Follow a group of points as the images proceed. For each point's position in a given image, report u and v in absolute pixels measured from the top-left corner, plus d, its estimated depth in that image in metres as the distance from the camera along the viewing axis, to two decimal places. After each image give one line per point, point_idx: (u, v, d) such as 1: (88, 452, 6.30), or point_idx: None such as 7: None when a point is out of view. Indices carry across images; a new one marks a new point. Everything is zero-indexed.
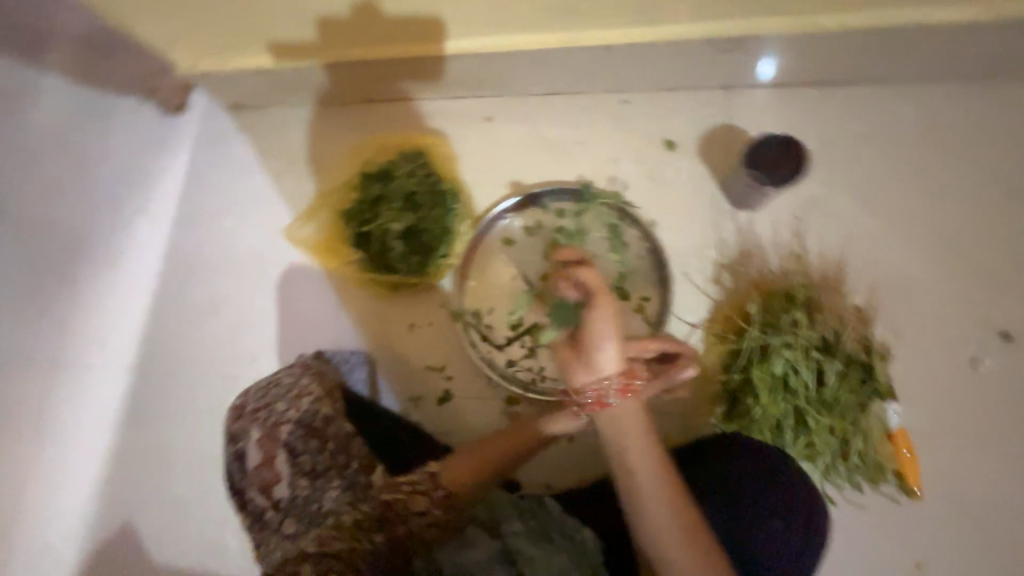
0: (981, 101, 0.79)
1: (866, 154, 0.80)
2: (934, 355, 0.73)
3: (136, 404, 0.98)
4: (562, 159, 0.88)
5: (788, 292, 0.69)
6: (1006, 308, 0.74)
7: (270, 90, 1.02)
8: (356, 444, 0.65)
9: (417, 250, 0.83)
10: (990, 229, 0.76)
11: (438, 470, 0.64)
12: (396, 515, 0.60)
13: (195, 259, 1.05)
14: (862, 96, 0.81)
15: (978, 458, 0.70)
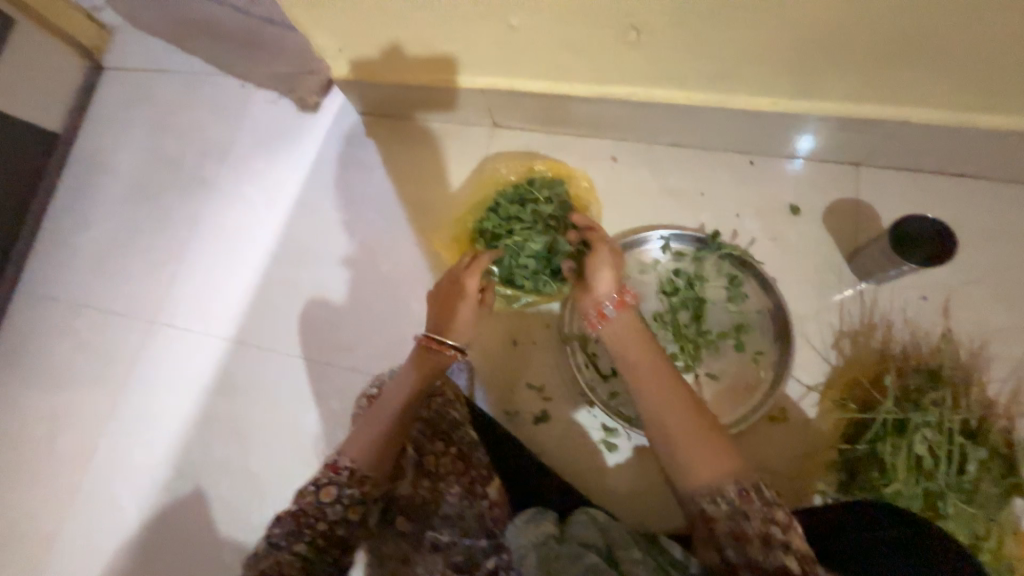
0: None
1: (991, 248, 0.81)
2: None
3: (229, 373, 1.03)
4: (683, 207, 0.92)
5: (935, 370, 0.71)
6: None
7: (407, 104, 1.08)
8: (478, 453, 0.71)
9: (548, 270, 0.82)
10: None
11: (335, 455, 0.61)
12: (314, 512, 0.59)
13: (308, 245, 1.10)
14: (993, 194, 0.84)
15: None
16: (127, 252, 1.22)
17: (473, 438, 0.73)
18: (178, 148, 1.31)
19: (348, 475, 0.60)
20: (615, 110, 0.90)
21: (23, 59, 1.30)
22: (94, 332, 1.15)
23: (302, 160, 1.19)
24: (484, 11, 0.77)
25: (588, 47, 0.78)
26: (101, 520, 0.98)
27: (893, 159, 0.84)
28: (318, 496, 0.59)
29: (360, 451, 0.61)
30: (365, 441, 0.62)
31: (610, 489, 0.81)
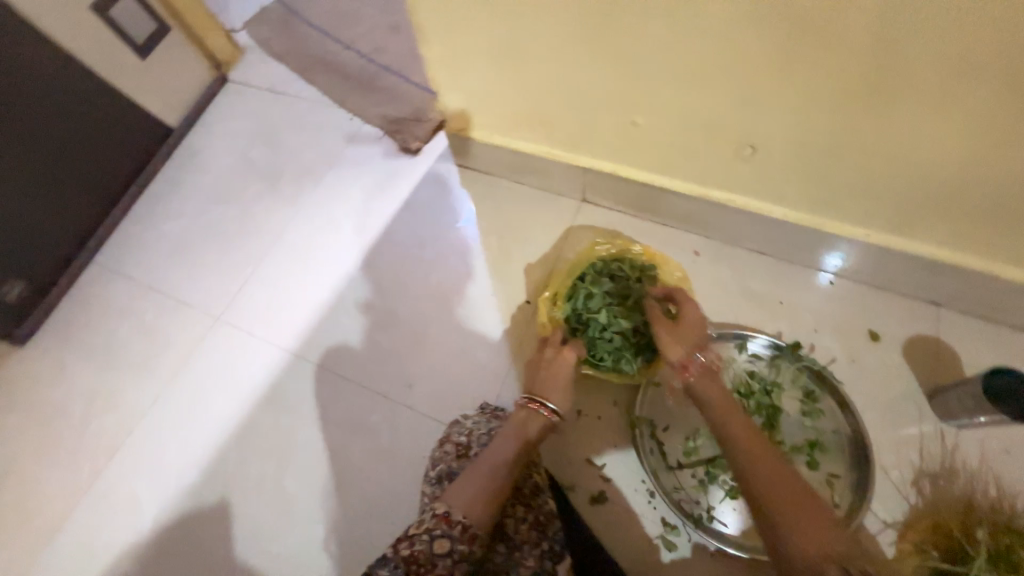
0: None
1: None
2: None
3: (282, 385, 1.03)
4: (763, 312, 0.95)
5: None
6: None
7: (508, 165, 1.16)
8: (556, 525, 0.68)
9: (631, 350, 0.83)
10: None
11: (446, 506, 0.60)
12: (422, 563, 0.56)
13: (387, 276, 1.14)
14: None
15: None
16: (211, 249, 1.26)
17: (551, 508, 0.70)
18: (280, 162, 1.39)
19: (462, 529, 0.58)
20: (708, 211, 0.97)
21: (165, 62, 1.43)
22: (160, 321, 1.16)
23: (394, 195, 1.26)
24: (618, 107, 0.86)
25: (705, 155, 0.86)
26: (122, 518, 0.94)
27: (975, 306, 0.87)
28: (431, 545, 0.57)
29: (471, 504, 0.60)
30: (472, 494, 0.61)
31: None
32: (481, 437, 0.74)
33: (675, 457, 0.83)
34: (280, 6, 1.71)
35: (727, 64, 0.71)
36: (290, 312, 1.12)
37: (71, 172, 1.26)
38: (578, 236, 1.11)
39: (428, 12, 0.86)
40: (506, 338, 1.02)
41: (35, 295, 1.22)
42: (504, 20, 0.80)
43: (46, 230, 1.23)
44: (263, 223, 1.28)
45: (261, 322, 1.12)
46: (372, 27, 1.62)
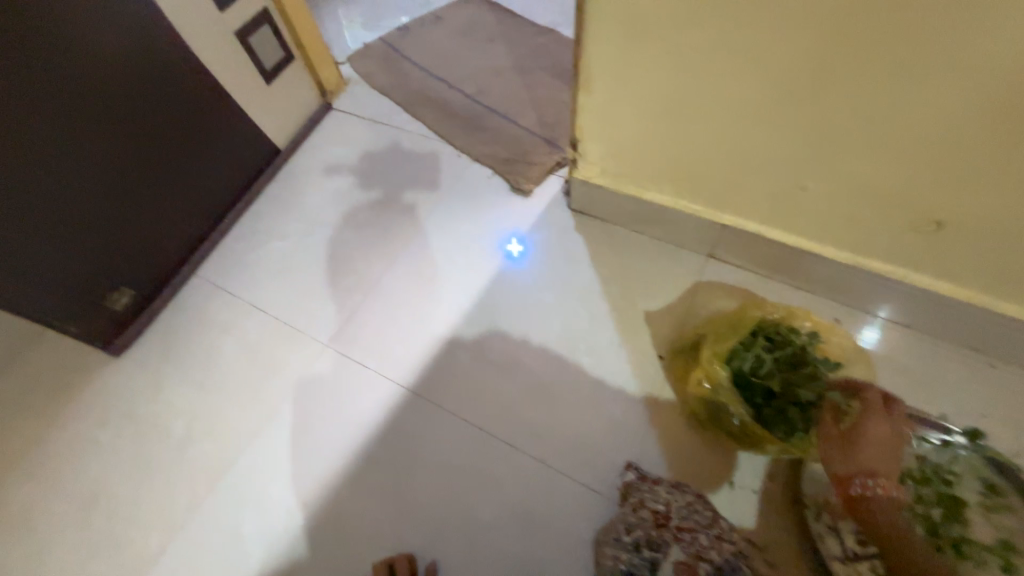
0: None
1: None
2: None
3: (397, 426, 0.99)
4: (917, 392, 0.92)
5: None
6: None
7: (635, 216, 1.15)
8: None
9: (804, 421, 0.78)
10: None
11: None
12: None
13: (506, 318, 1.12)
14: None
15: None
16: (319, 273, 1.24)
17: None
18: (388, 191, 1.38)
19: None
20: (863, 282, 0.94)
21: (285, 86, 1.42)
22: (266, 340, 1.12)
23: (507, 236, 1.26)
24: (794, 173, 0.85)
25: (881, 228, 0.85)
26: (233, 558, 0.91)
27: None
28: None
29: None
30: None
31: None
32: (680, 510, 0.81)
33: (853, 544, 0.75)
34: (385, 41, 1.75)
35: (949, 144, 0.70)
36: (403, 348, 1.08)
37: (187, 181, 1.23)
38: (708, 294, 1.08)
39: (611, 65, 0.87)
40: (640, 395, 0.97)
41: (141, 302, 1.20)
42: (698, 82, 0.81)
43: (160, 239, 1.21)
44: (371, 250, 1.27)
45: (374, 353, 1.08)
46: (477, 69, 1.63)
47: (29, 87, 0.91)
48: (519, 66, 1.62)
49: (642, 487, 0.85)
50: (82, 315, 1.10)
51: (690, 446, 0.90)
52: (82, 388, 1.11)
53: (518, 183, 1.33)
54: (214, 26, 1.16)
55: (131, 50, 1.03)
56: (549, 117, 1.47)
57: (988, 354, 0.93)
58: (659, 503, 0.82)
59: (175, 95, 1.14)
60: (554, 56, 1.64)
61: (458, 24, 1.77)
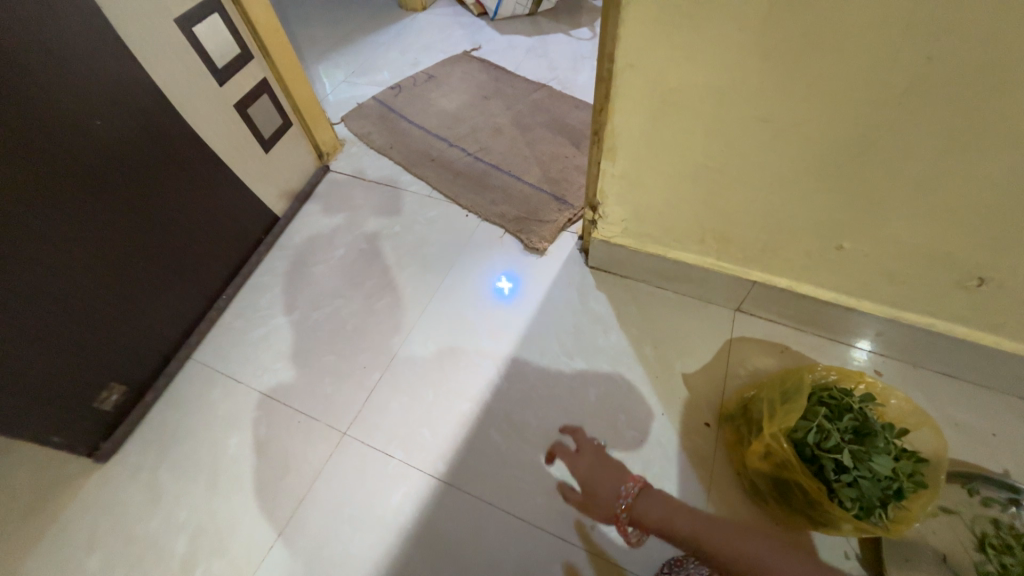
0: None
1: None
2: None
3: (430, 522, 0.93)
4: (979, 448, 0.90)
5: None
6: None
7: (658, 273, 1.13)
8: None
9: (880, 497, 0.73)
10: None
11: None
12: None
13: (534, 388, 1.06)
14: None
15: None
16: (332, 349, 1.17)
17: None
18: (395, 255, 1.33)
19: None
20: (897, 332, 0.95)
21: (284, 154, 1.37)
22: (278, 433, 1.06)
23: (528, 299, 1.21)
24: (825, 235, 0.86)
25: (916, 282, 0.86)
26: None
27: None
28: None
29: None
30: None
31: None
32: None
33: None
34: (379, 102, 1.74)
35: (991, 205, 0.70)
36: (430, 429, 1.03)
37: (185, 262, 1.16)
38: (743, 350, 1.06)
39: (636, 135, 0.86)
40: (691, 468, 0.94)
41: (130, 400, 1.09)
42: (730, 150, 0.80)
43: (154, 326, 1.12)
44: (384, 321, 1.20)
45: (402, 439, 1.02)
46: (476, 127, 1.63)
47: (25, 189, 0.83)
48: (518, 124, 1.62)
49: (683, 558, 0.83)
50: (59, 425, 0.97)
51: (756, 523, 0.87)
52: (69, 506, 1.01)
53: (533, 242, 1.30)
54: (214, 100, 1.13)
55: (131, 137, 0.98)
56: (555, 173, 1.47)
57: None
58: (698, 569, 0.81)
59: (173, 175, 1.08)
60: (551, 111, 1.65)
61: (452, 82, 1.78)
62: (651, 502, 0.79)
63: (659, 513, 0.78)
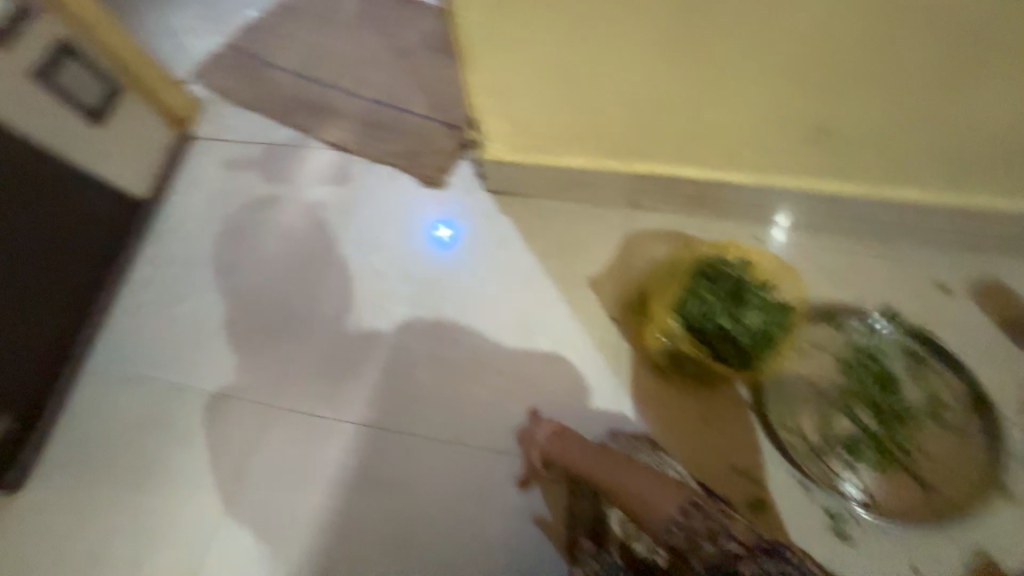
0: None
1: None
2: None
3: (369, 465, 0.97)
4: (858, 288, 0.96)
5: None
6: None
7: (554, 186, 1.12)
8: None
9: (754, 347, 0.82)
10: None
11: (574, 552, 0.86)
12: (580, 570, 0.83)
13: (451, 321, 1.07)
14: None
15: None
16: (238, 329, 1.11)
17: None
18: (285, 217, 1.22)
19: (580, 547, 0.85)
20: (774, 198, 1.00)
21: (127, 123, 1.18)
22: (199, 424, 1.03)
23: (429, 236, 1.17)
24: (691, 112, 0.86)
25: (780, 143, 0.88)
26: None
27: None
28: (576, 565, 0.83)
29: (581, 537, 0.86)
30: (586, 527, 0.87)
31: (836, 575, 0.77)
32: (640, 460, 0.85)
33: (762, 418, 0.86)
34: (234, 48, 1.51)
35: (824, 49, 0.71)
36: (355, 383, 1.03)
37: (40, 270, 1.02)
38: (637, 242, 1.10)
39: (483, 35, 0.79)
40: (603, 362, 0.98)
41: (22, 426, 1.01)
42: (576, 34, 0.75)
43: (22, 346, 1.00)
44: (287, 288, 1.14)
45: (330, 399, 1.02)
46: (351, 60, 1.46)
47: None
48: (397, 50, 1.47)
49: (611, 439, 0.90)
50: None
51: (658, 393, 0.92)
52: None
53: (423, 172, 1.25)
54: None
55: None
56: (443, 98, 1.36)
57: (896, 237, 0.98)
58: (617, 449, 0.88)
59: None
60: (430, 30, 1.50)
61: (314, 8, 1.56)
62: (557, 438, 0.83)
63: (561, 445, 0.82)
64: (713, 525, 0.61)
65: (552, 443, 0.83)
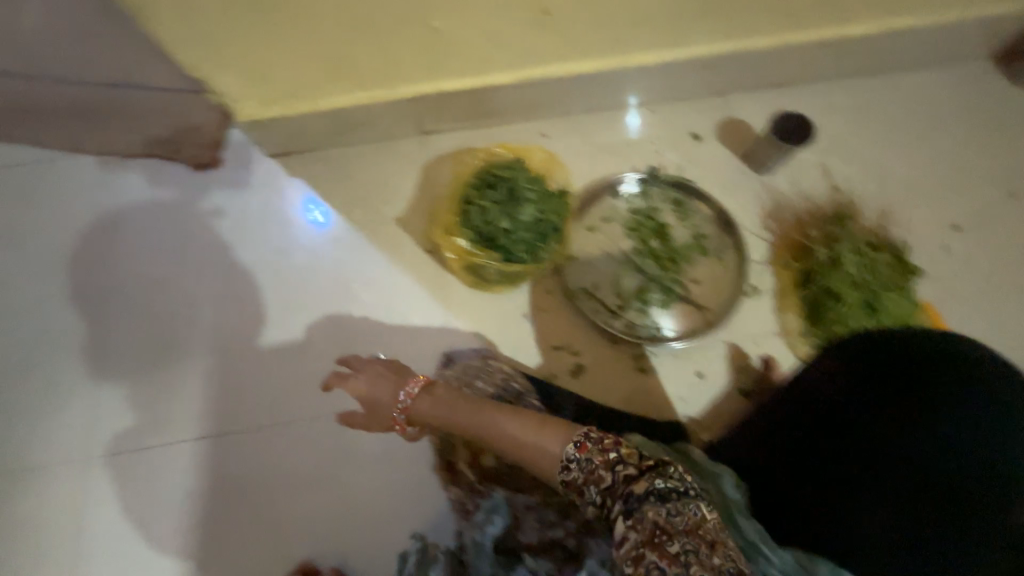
0: (900, 88, 1.10)
1: (862, 124, 1.07)
2: (920, 242, 0.97)
3: (221, 470, 0.93)
4: (628, 157, 1.07)
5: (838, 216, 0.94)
6: (955, 211, 1.00)
7: (333, 132, 1.06)
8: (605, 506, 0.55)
9: (538, 237, 0.87)
10: (933, 161, 1.05)
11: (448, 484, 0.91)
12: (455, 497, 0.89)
13: (265, 302, 1.01)
14: (824, 90, 1.10)
15: (971, 310, 0.95)
16: (19, 388, 0.96)
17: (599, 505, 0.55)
18: (30, 248, 1.02)
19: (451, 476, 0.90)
20: (539, 91, 1.03)
21: None
22: (14, 499, 0.92)
23: (215, 221, 1.06)
24: (411, 17, 0.82)
25: (511, 33, 0.89)
26: None
27: (774, 77, 1.08)
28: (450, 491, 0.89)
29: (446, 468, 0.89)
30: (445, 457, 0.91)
31: (643, 406, 0.89)
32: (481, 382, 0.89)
33: (569, 297, 0.94)
34: None
35: None
36: (180, 397, 0.96)
37: None
38: (434, 169, 1.09)
39: None
40: (425, 291, 0.98)
41: None
42: None
43: None
44: (62, 326, 0.99)
45: (158, 422, 0.95)
46: None
47: None
48: None
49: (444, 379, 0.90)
50: None
51: (481, 305, 0.96)
52: None
53: (187, 150, 1.05)
54: None
55: None
56: None
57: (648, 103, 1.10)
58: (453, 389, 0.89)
59: None
60: None
61: None
62: (431, 398, 0.68)
63: (429, 406, 0.68)
64: (597, 454, 0.55)
65: (424, 406, 0.68)
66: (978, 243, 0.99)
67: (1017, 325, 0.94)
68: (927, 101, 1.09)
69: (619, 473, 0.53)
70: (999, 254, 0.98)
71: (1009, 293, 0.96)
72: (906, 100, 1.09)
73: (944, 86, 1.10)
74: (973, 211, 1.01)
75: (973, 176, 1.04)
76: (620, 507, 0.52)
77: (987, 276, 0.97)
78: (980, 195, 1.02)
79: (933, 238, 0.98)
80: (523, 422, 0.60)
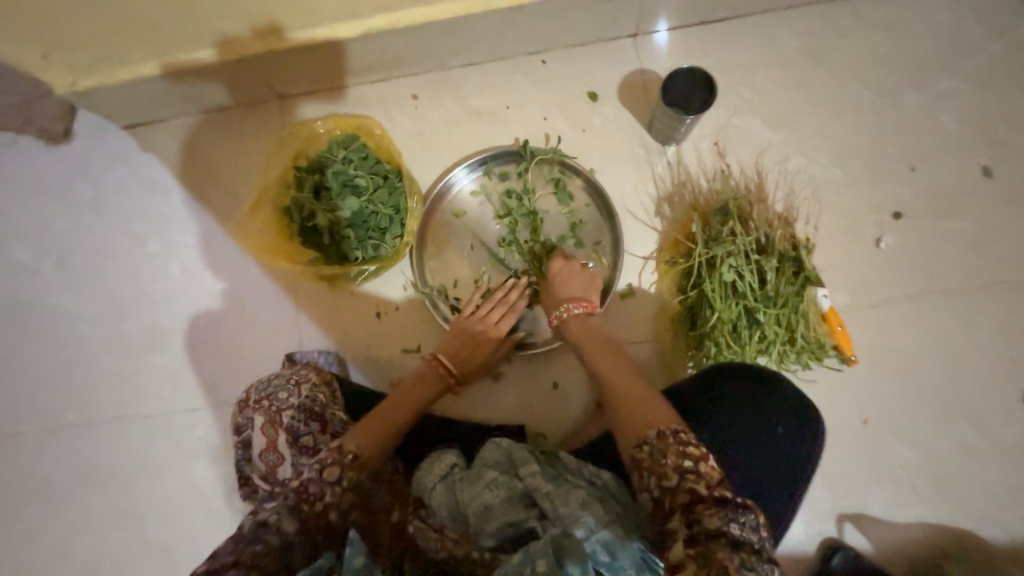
0: (873, 19, 0.83)
1: (813, 70, 0.83)
2: (851, 232, 0.77)
3: (84, 462, 0.93)
4: (509, 123, 0.89)
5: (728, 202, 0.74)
6: (910, 190, 0.78)
7: (171, 101, 0.93)
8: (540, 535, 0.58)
9: (366, 235, 0.77)
10: (899, 122, 0.80)
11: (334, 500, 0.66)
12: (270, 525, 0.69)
13: (121, 292, 0.96)
14: (767, 26, 0.85)
15: (911, 320, 0.75)
16: None
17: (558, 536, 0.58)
18: None
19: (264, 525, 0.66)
20: (393, 44, 0.85)
21: None
22: None
23: (66, 203, 0.99)
24: None
25: None
26: None
27: (695, 11, 0.84)
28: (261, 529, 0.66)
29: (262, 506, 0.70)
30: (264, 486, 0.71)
31: (490, 415, 0.84)
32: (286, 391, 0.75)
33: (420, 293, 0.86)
34: None
35: None
36: (43, 388, 0.95)
37: None
38: None
39: None
40: (278, 284, 0.92)
41: None
42: None
43: None
44: None
45: (22, 411, 0.95)
46: None
47: None
48: None
49: (246, 402, 0.76)
50: None
51: (333, 300, 0.89)
52: None
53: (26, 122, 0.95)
54: None
55: None
56: None
57: (537, 52, 0.89)
58: (257, 413, 0.74)
59: None
60: None
61: None
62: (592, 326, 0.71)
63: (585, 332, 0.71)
64: (676, 453, 0.50)
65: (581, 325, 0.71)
66: (937, 233, 0.77)
67: (968, 341, 0.74)
68: (908, 37, 0.82)
69: (686, 483, 0.48)
70: (961, 247, 0.76)
71: (964, 298, 0.75)
72: (880, 36, 0.82)
73: (934, 15, 0.82)
74: (935, 190, 0.78)
75: (950, 141, 0.79)
76: (671, 510, 0.47)
77: (938, 276, 0.76)
78: (952, 167, 0.78)
79: (874, 227, 0.77)
80: (639, 395, 0.58)
